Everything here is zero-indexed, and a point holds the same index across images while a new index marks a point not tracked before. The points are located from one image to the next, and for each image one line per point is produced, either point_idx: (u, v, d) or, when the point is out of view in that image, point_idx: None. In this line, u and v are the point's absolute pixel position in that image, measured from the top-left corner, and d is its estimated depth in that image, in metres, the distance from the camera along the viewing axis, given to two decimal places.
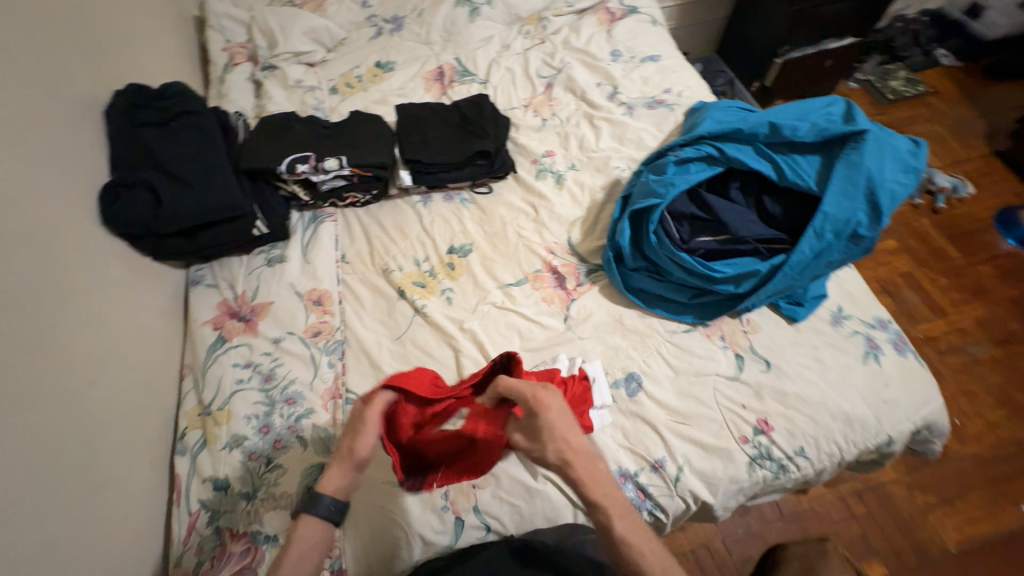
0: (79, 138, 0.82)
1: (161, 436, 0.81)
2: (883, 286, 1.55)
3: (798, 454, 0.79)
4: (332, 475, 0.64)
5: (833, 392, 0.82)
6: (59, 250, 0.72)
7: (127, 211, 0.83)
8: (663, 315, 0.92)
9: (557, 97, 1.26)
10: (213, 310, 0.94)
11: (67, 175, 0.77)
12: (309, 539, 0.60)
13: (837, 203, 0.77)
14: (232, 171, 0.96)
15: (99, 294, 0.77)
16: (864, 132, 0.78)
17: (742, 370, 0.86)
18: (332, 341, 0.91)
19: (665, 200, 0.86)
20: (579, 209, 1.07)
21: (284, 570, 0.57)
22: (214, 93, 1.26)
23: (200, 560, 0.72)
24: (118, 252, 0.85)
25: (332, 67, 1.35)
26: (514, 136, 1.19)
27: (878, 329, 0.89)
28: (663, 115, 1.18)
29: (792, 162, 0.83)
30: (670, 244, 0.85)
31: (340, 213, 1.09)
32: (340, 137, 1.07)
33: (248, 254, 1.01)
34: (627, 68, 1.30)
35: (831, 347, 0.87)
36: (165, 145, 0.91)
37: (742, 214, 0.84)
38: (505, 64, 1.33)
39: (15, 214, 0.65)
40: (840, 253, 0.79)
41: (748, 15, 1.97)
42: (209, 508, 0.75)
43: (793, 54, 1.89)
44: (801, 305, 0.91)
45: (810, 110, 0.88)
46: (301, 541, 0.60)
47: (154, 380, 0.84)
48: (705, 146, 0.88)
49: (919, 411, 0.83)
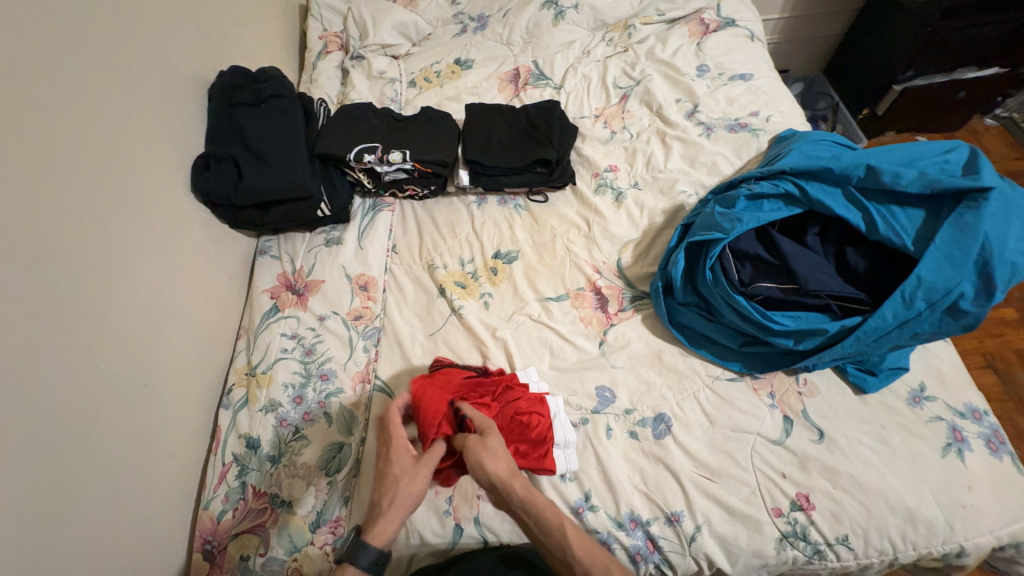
0: (182, 113, 0.91)
1: (212, 389, 0.89)
2: (990, 361, 1.33)
3: (841, 543, 0.70)
4: (383, 525, 0.63)
5: (896, 481, 0.72)
6: (151, 213, 0.81)
7: (212, 181, 0.92)
8: (707, 358, 0.85)
9: (630, 110, 1.21)
10: (272, 280, 1.02)
11: (166, 145, 0.87)
12: None
13: (936, 267, 0.66)
14: (306, 154, 1.03)
15: (178, 253, 0.86)
16: (988, 190, 0.66)
17: (788, 435, 0.77)
18: (371, 327, 0.95)
19: (728, 235, 0.79)
20: (634, 230, 1.02)
21: None
22: (306, 78, 1.36)
23: (224, 508, 0.79)
24: (200, 218, 0.94)
25: (414, 61, 1.40)
26: (579, 146, 1.16)
27: (968, 419, 0.76)
28: (744, 140, 1.09)
29: (887, 212, 0.72)
30: (726, 284, 0.78)
31: (399, 204, 1.13)
32: (408, 131, 1.10)
33: (311, 232, 1.08)
34: (712, 85, 1.21)
35: (902, 430, 0.75)
36: (253, 124, 0.99)
37: (817, 263, 0.75)
38: (583, 71, 1.30)
39: (115, 176, 0.74)
40: (931, 326, 0.68)
41: (868, 34, 1.76)
42: (239, 463, 0.82)
43: (916, 82, 1.65)
44: (873, 375, 0.80)
45: (920, 156, 0.76)
46: None
47: (215, 336, 0.92)
48: (785, 182, 0.80)
49: (1007, 527, 0.69)
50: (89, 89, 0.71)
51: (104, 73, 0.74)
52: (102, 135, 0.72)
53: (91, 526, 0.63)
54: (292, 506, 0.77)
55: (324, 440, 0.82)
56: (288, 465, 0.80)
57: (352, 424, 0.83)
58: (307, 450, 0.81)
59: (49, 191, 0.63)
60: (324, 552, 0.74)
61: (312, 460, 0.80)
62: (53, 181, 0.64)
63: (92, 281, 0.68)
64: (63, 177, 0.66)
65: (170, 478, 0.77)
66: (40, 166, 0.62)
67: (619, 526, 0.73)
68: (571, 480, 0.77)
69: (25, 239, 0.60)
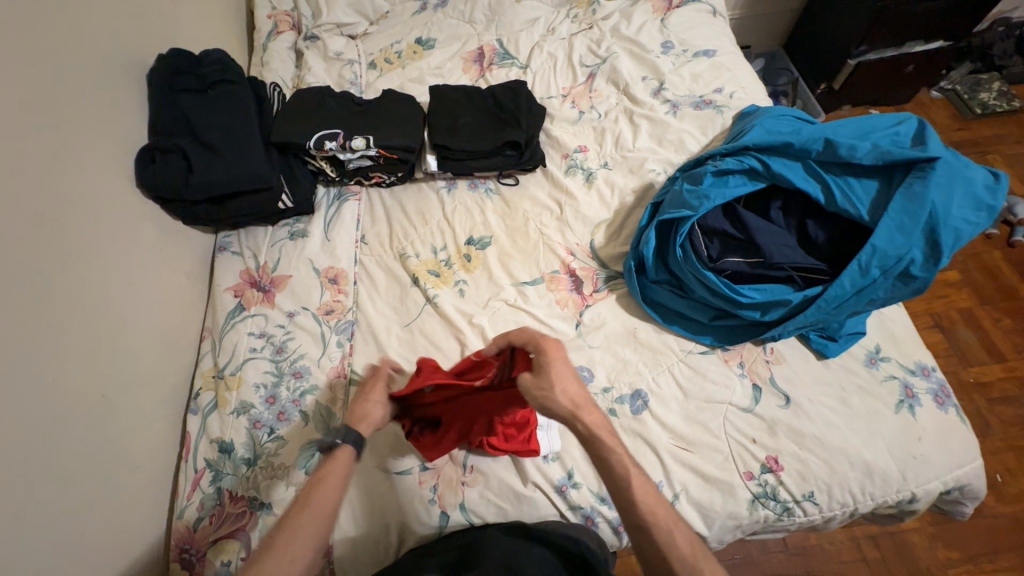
0: (120, 101, 0.84)
1: (177, 394, 0.85)
2: (936, 321, 1.42)
3: (807, 499, 0.74)
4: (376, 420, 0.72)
5: (856, 438, 0.76)
6: (93, 211, 0.75)
7: (161, 175, 0.86)
8: (680, 333, 0.88)
9: (598, 89, 1.19)
10: (235, 277, 0.97)
11: (105, 136, 0.80)
12: (339, 468, 0.64)
13: (890, 236, 0.69)
14: (262, 144, 0.97)
15: (129, 254, 0.81)
16: (934, 159, 0.69)
17: (757, 402, 0.81)
18: (343, 320, 0.92)
19: (697, 212, 0.80)
20: (606, 210, 1.03)
21: (316, 497, 0.61)
22: (257, 60, 1.27)
23: (200, 515, 0.76)
24: (150, 215, 0.88)
25: (373, 41, 1.34)
26: (547, 128, 1.15)
27: (918, 376, 0.82)
28: (709, 117, 1.10)
29: (844, 184, 0.75)
30: (695, 261, 0.80)
31: (365, 192, 1.09)
32: (371, 115, 1.05)
33: (273, 226, 1.03)
34: (678, 62, 1.21)
35: (860, 390, 0.80)
36: (201, 112, 0.93)
37: (780, 237, 0.77)
38: (548, 50, 1.28)
39: (49, 173, 0.68)
40: (886, 292, 0.72)
41: (824, 9, 1.80)
42: (213, 469, 0.79)
43: (869, 56, 1.72)
44: (833, 340, 0.84)
45: (874, 127, 0.79)
46: (333, 470, 0.64)
47: (176, 339, 0.88)
48: (749, 158, 0.81)
49: (952, 473, 0.75)
50: (10, 76, 0.64)
51: (26, 58, 0.67)
52: (29, 127, 0.66)
53: (55, 547, 0.60)
54: (272, 508, 0.75)
55: (302, 438, 0.80)
56: (265, 467, 0.78)
57: (329, 421, 0.82)
58: (283, 450, 0.79)
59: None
60: None
61: (290, 460, 0.78)
62: None
63: (32, 289, 0.63)
64: None
65: (138, 489, 0.74)
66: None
67: (601, 500, 0.76)
68: (554, 460, 0.78)
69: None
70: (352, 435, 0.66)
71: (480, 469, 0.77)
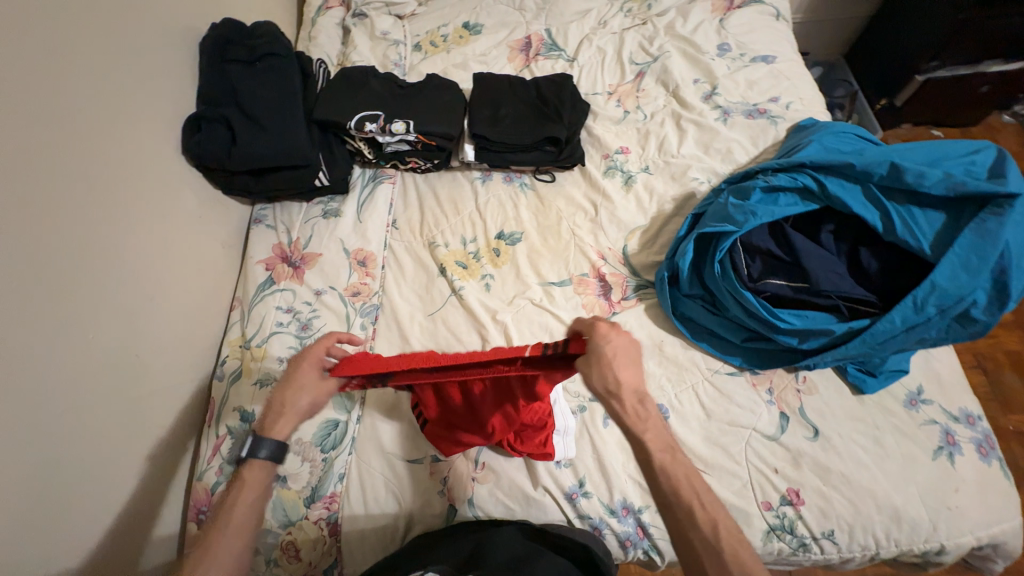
0: (172, 69, 0.85)
1: (205, 360, 0.88)
2: (980, 361, 1.34)
3: (826, 537, 0.71)
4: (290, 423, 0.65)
5: (885, 481, 0.73)
6: (138, 176, 0.77)
7: (204, 143, 0.87)
8: (708, 351, 0.85)
9: (645, 88, 1.15)
10: (267, 251, 0.98)
11: (155, 101, 0.81)
12: (258, 480, 0.62)
13: (952, 273, 0.64)
14: (304, 120, 0.97)
15: (169, 219, 0.83)
16: (1012, 196, 0.64)
17: (783, 431, 0.78)
18: (369, 303, 0.93)
19: (741, 228, 0.77)
20: (642, 216, 1.00)
21: (235, 514, 0.59)
22: (305, 35, 1.28)
23: (217, 480, 0.78)
24: (193, 183, 0.90)
25: (419, 23, 1.32)
26: (589, 125, 1.11)
27: (961, 423, 0.77)
28: (762, 127, 1.05)
29: (906, 213, 0.70)
30: (734, 279, 0.77)
31: (400, 176, 1.09)
32: (412, 99, 1.04)
33: (308, 202, 1.04)
34: (733, 67, 1.15)
35: (896, 431, 0.76)
36: (247, 83, 0.92)
37: (831, 263, 0.73)
38: (598, 44, 1.24)
39: (99, 135, 0.70)
40: (939, 332, 0.67)
41: (895, 19, 1.69)
42: (233, 436, 0.81)
43: (938, 74, 1.61)
44: (872, 376, 0.80)
45: (945, 155, 0.73)
46: (251, 483, 0.62)
47: (208, 306, 0.90)
48: (803, 176, 0.77)
49: (989, 529, 0.71)
50: (66, 38, 0.65)
51: (87, 22, 0.69)
52: (82, 90, 0.67)
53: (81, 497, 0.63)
54: (286, 482, 0.76)
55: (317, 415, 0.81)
56: None
57: (348, 401, 0.83)
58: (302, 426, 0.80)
59: (24, 150, 0.59)
60: (318, 526, 0.75)
61: (307, 436, 0.80)
62: (34, 143, 0.61)
63: (75, 248, 0.65)
64: (46, 137, 0.62)
65: (162, 449, 0.77)
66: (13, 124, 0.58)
67: (611, 513, 0.75)
68: (566, 466, 0.77)
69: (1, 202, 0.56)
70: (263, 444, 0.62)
71: (492, 466, 0.77)
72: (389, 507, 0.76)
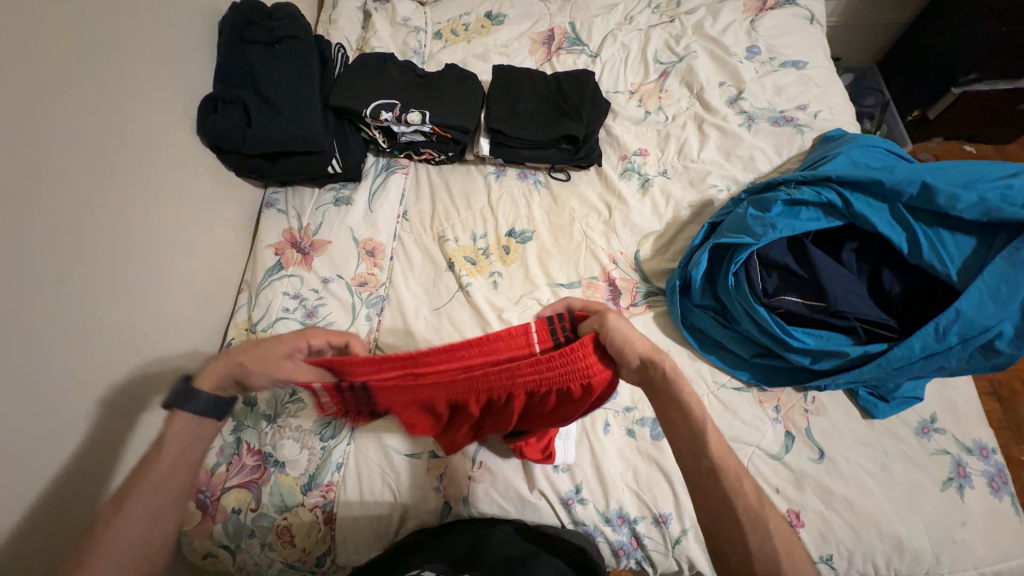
0: (190, 47, 0.85)
1: (211, 341, 0.88)
2: (996, 388, 1.31)
3: (825, 562, 0.70)
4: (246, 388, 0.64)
5: (890, 509, 0.71)
6: (150, 154, 0.76)
7: (218, 124, 0.86)
8: (716, 364, 0.83)
9: (669, 89, 1.12)
10: (277, 235, 0.98)
11: (172, 80, 0.81)
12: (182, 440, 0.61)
13: (979, 302, 0.62)
14: (320, 105, 0.96)
15: (181, 199, 0.83)
16: None
17: (788, 451, 0.76)
18: (375, 295, 0.92)
19: (759, 241, 0.75)
20: (657, 222, 0.98)
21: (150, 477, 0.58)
22: (326, 17, 1.26)
23: (217, 461, 0.78)
24: (206, 164, 0.89)
25: (442, 10, 1.30)
26: (609, 124, 1.09)
27: (975, 455, 0.74)
28: (788, 136, 1.02)
29: (935, 236, 0.67)
30: (748, 293, 0.75)
31: (414, 166, 1.07)
32: (430, 89, 1.02)
33: (320, 188, 1.04)
34: (761, 71, 1.12)
35: (905, 459, 0.74)
36: (265, 64, 0.91)
37: (851, 283, 0.70)
38: (622, 40, 1.21)
39: (113, 112, 0.69)
40: (959, 362, 0.65)
41: (936, 27, 1.62)
42: (234, 419, 0.81)
43: (977, 86, 1.55)
44: (884, 400, 0.77)
45: (981, 176, 0.70)
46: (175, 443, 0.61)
47: (216, 288, 0.90)
48: (828, 190, 0.74)
49: (995, 566, 0.68)
50: (82, 13, 0.65)
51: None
52: (97, 67, 0.67)
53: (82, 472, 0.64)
54: (284, 468, 0.77)
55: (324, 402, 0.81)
56: (283, 426, 0.80)
57: None
58: (302, 413, 0.81)
59: (34, 124, 0.59)
60: (314, 513, 0.75)
61: (307, 424, 0.80)
62: (46, 118, 0.60)
63: (85, 225, 0.65)
64: (58, 112, 0.62)
65: None
66: (26, 99, 0.58)
67: (606, 521, 0.74)
68: (564, 471, 0.77)
69: (11, 176, 0.56)
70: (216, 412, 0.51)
71: (490, 467, 0.77)
72: (385, 500, 0.76)
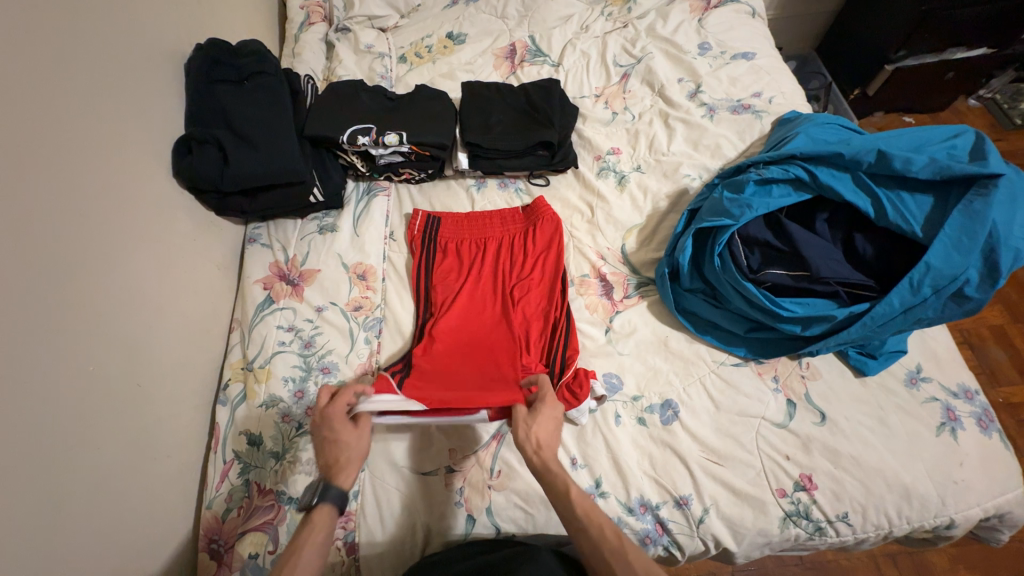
0: (156, 92, 0.85)
1: (208, 384, 0.86)
2: (966, 337, 1.36)
3: (840, 519, 0.72)
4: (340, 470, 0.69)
5: (894, 461, 0.74)
6: (130, 202, 0.76)
7: (196, 165, 0.86)
8: (713, 344, 0.87)
9: (631, 90, 1.17)
10: (265, 270, 0.97)
11: (141, 126, 0.80)
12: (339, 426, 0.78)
13: (945, 254, 0.66)
14: (296, 137, 0.96)
15: (164, 243, 0.82)
16: (995, 177, 0.66)
17: (791, 418, 0.79)
18: (372, 317, 0.92)
19: (737, 221, 0.79)
20: (638, 215, 1.01)
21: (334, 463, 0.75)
22: (289, 52, 1.27)
23: (228, 507, 0.76)
24: (185, 206, 0.89)
25: (404, 34, 1.33)
26: (580, 128, 1.13)
27: (961, 399, 0.79)
28: (748, 122, 1.08)
29: (896, 199, 0.72)
30: (735, 271, 0.78)
31: (394, 187, 1.09)
32: (403, 111, 1.04)
33: (302, 219, 1.03)
34: (715, 65, 1.18)
35: (900, 411, 0.78)
36: (235, 102, 0.92)
37: (827, 251, 0.75)
38: (581, 48, 1.26)
39: (77, 164, 0.67)
40: (936, 311, 0.69)
41: (863, 12, 1.73)
42: (241, 461, 0.79)
43: (907, 62, 1.67)
44: (873, 358, 0.82)
45: (927, 141, 0.76)
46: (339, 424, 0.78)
47: (207, 330, 0.88)
48: (795, 167, 0.79)
49: (994, 500, 0.72)
50: (37, 62, 0.63)
51: (78, 56, 0.69)
52: (62, 119, 0.66)
53: (88, 532, 0.61)
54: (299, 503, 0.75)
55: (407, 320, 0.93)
56: (293, 462, 0.78)
57: None
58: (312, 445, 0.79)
59: (23, 188, 0.59)
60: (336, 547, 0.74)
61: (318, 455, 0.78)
62: (31, 183, 0.61)
63: (56, 284, 0.63)
64: (45, 175, 0.62)
65: (170, 476, 0.75)
66: (14, 163, 0.59)
67: (629, 511, 0.74)
68: (583, 467, 0.78)
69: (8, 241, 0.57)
70: (331, 490, 0.66)
71: (509, 473, 0.77)
72: (407, 521, 0.75)
